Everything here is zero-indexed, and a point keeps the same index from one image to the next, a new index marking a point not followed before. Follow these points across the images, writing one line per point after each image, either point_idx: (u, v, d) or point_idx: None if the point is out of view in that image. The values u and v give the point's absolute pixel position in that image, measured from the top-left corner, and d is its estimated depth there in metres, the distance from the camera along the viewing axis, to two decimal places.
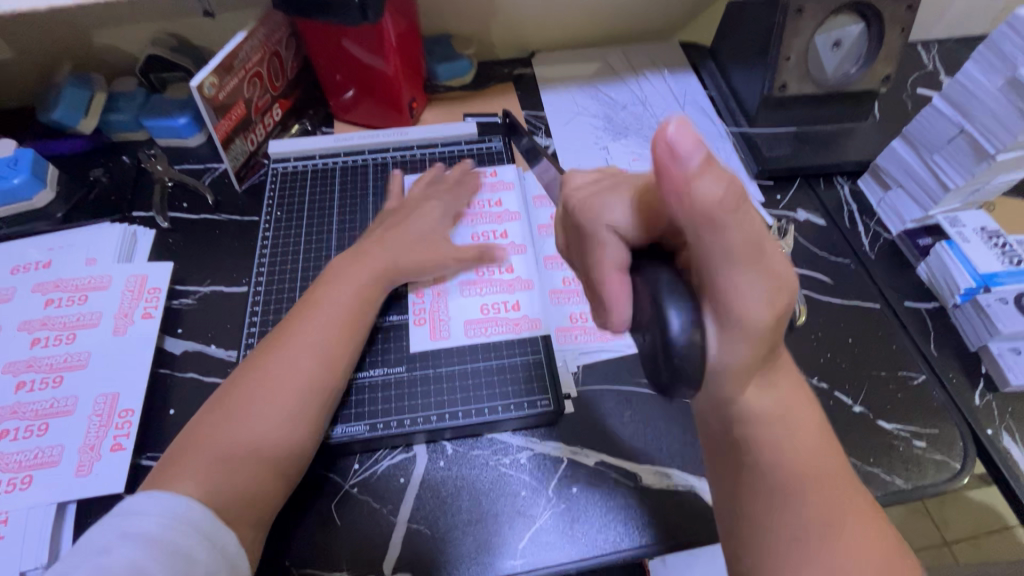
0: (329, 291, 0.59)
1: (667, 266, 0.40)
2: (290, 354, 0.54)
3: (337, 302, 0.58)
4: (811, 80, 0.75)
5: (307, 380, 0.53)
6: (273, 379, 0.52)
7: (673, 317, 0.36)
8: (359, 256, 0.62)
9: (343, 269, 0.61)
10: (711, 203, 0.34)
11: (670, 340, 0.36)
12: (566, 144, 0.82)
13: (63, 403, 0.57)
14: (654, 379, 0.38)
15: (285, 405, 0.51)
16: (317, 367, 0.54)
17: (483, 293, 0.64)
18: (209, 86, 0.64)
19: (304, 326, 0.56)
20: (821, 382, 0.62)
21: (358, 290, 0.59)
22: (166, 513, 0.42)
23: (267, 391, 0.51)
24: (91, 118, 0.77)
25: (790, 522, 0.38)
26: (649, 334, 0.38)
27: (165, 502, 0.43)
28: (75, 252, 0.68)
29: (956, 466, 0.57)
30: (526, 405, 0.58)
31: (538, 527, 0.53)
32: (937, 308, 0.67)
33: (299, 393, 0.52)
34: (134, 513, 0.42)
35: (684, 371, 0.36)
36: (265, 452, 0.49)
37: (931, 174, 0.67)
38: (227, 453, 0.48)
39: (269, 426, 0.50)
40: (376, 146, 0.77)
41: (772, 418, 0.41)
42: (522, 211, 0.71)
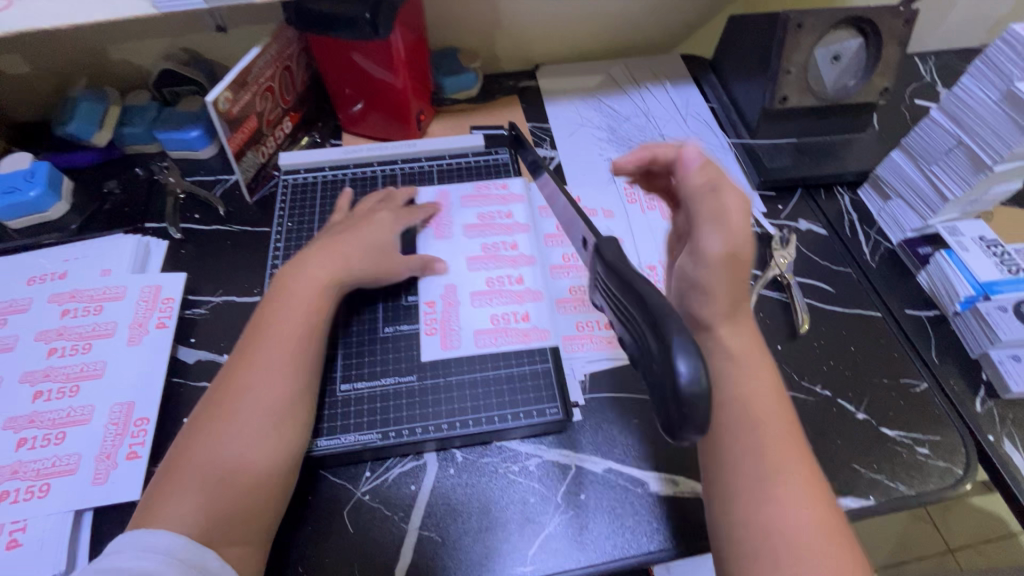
0: (280, 307, 0.57)
1: (668, 302, 0.36)
2: (265, 382, 0.52)
3: (291, 319, 0.56)
4: (812, 93, 0.76)
5: (279, 400, 0.52)
6: (245, 407, 0.51)
7: (681, 365, 0.32)
8: (309, 262, 0.60)
9: (296, 283, 0.59)
10: (697, 184, 0.52)
11: (678, 390, 0.32)
12: (571, 156, 0.84)
13: (80, 412, 0.58)
14: (665, 425, 0.35)
15: (263, 430, 0.50)
16: (284, 386, 0.53)
17: (493, 303, 0.65)
18: (224, 101, 0.66)
19: (275, 351, 0.54)
20: (825, 390, 0.63)
21: (312, 302, 0.58)
22: (138, 545, 0.43)
23: (242, 420, 0.50)
24: (105, 131, 0.79)
25: (762, 520, 0.43)
26: (656, 379, 0.35)
27: (139, 535, 0.44)
28: (90, 263, 0.69)
29: (959, 472, 0.58)
30: (536, 414, 0.58)
31: (547, 534, 0.54)
32: (938, 316, 0.69)
33: (273, 414, 0.51)
34: (111, 552, 0.43)
35: (693, 419, 0.32)
36: (264, 472, 0.49)
37: (930, 186, 0.68)
38: (225, 479, 0.48)
39: (255, 451, 0.49)
40: (385, 159, 0.79)
41: (747, 419, 0.47)
42: (531, 222, 0.72)
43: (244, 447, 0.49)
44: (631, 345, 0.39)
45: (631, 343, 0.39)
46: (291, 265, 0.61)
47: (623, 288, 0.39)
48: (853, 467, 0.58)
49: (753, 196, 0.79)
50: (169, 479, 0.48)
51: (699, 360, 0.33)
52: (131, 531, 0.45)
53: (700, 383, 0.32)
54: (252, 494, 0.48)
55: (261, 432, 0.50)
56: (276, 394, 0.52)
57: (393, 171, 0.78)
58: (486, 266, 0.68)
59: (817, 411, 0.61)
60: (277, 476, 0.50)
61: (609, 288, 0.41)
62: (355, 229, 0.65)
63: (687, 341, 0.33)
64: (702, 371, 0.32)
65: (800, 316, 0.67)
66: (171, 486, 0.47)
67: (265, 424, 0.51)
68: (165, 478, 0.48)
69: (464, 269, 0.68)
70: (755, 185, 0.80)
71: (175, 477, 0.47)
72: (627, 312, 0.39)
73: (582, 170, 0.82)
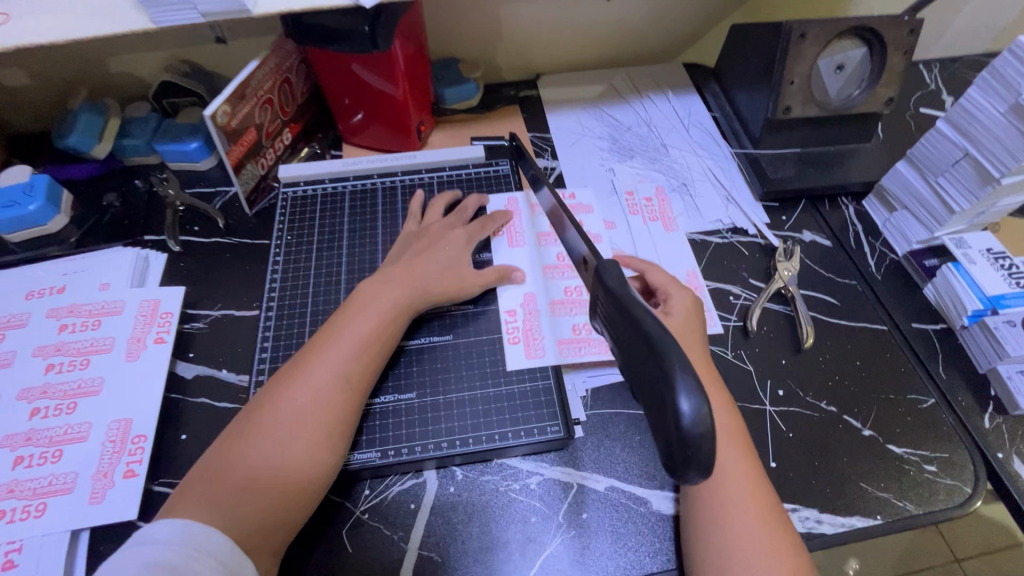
0: (354, 318, 0.57)
1: (667, 333, 0.35)
2: (304, 401, 0.51)
3: (362, 331, 0.56)
4: (816, 103, 0.76)
5: (337, 414, 0.51)
6: (300, 413, 0.50)
7: (682, 403, 0.31)
8: (389, 281, 0.61)
9: (373, 296, 0.59)
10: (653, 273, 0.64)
11: (680, 425, 0.31)
12: (573, 167, 0.83)
13: (77, 430, 0.57)
14: (663, 462, 0.33)
15: (314, 443, 0.49)
16: (347, 401, 0.52)
17: (573, 314, 0.66)
18: (222, 115, 0.65)
19: (320, 369, 0.53)
20: (831, 406, 0.62)
21: (382, 316, 0.58)
22: (188, 543, 0.42)
23: (294, 426, 0.49)
24: (104, 143, 0.78)
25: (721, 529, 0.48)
26: (655, 412, 0.33)
27: (187, 529, 0.43)
28: (89, 276, 0.68)
29: (967, 490, 0.57)
30: (537, 432, 0.58)
31: (548, 554, 0.53)
32: (945, 329, 0.68)
33: (328, 429, 0.50)
34: (155, 542, 0.41)
35: (697, 460, 0.31)
36: (302, 484, 0.48)
37: (937, 198, 0.68)
38: (264, 484, 0.47)
39: (299, 461, 0.48)
40: (385, 170, 0.78)
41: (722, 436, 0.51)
42: (604, 235, 0.74)
43: (292, 455, 0.48)
44: (624, 373, 0.38)
45: (624, 372, 0.38)
46: (371, 280, 0.61)
47: (622, 312, 0.37)
48: (860, 485, 0.57)
49: (756, 207, 0.79)
50: (207, 475, 0.47)
51: (702, 396, 0.32)
52: (161, 521, 0.44)
53: (702, 422, 0.31)
54: (282, 504, 0.47)
55: (310, 443, 0.49)
56: (335, 408, 0.51)
57: (393, 183, 0.78)
58: (564, 276, 0.69)
59: (823, 428, 0.60)
60: (312, 492, 0.49)
61: (609, 313, 0.40)
62: (434, 248, 0.65)
63: (690, 377, 0.32)
64: (705, 407, 0.32)
65: (805, 329, 0.66)
66: (211, 481, 0.46)
67: (317, 436, 0.50)
68: (200, 475, 0.47)
69: (540, 278, 0.69)
70: (758, 196, 0.79)
71: (218, 471, 0.47)
72: (623, 335, 0.37)
73: (584, 180, 0.82)
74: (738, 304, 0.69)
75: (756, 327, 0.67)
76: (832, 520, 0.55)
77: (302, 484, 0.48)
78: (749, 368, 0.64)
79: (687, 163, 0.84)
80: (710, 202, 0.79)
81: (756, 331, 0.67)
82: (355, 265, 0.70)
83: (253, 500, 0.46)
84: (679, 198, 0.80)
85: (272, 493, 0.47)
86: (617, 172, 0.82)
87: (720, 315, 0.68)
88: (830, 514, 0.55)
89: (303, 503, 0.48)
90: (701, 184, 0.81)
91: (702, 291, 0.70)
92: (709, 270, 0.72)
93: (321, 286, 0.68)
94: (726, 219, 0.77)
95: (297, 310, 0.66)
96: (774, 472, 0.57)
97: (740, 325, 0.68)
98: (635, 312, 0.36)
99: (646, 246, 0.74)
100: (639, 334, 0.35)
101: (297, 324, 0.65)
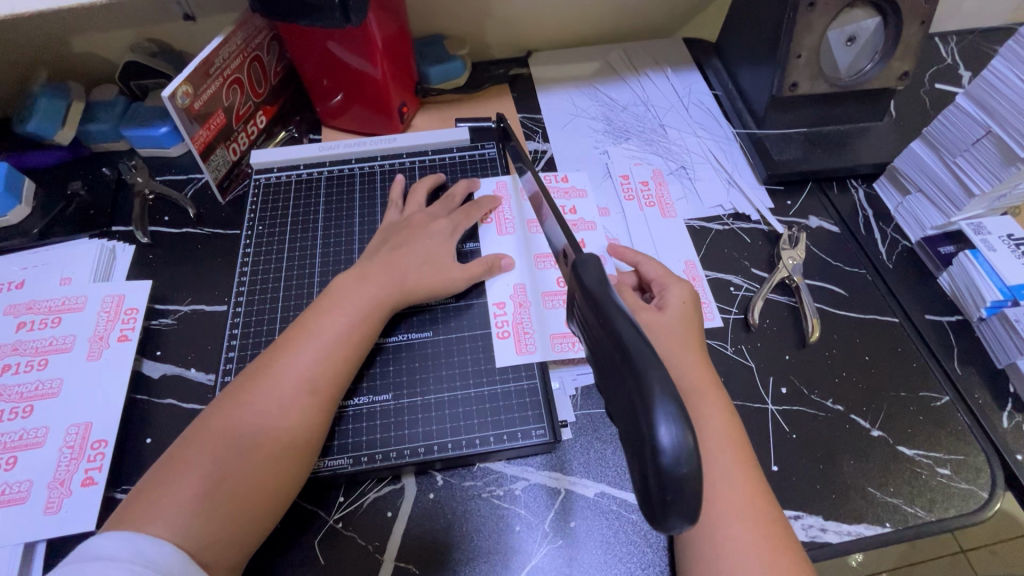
0: (327, 316, 0.53)
1: (653, 350, 0.31)
2: (259, 409, 0.47)
3: (334, 330, 0.52)
4: (824, 79, 0.70)
5: (304, 421, 0.48)
6: (264, 419, 0.47)
7: (661, 428, 0.28)
8: (366, 276, 0.57)
9: (347, 291, 0.55)
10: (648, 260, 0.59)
11: (659, 459, 0.28)
12: (565, 149, 0.78)
13: (33, 435, 0.54)
14: (641, 497, 0.30)
15: (278, 453, 0.46)
16: (315, 406, 0.49)
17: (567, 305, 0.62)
18: (183, 96, 0.61)
19: (278, 373, 0.49)
20: (837, 404, 0.58)
21: (357, 314, 0.54)
22: (137, 558, 0.38)
23: (257, 432, 0.46)
24: (68, 128, 0.74)
25: (720, 552, 0.43)
26: (634, 439, 0.30)
27: (137, 542, 0.39)
28: (50, 271, 0.65)
29: (984, 495, 0.53)
30: (521, 436, 0.54)
31: (534, 566, 0.49)
32: (960, 322, 0.63)
33: (294, 436, 0.47)
34: (99, 557, 0.37)
35: (680, 503, 0.28)
36: (264, 495, 0.45)
37: (954, 180, 0.62)
38: (223, 494, 0.43)
39: (262, 471, 0.45)
40: (363, 155, 0.74)
41: (713, 444, 0.47)
42: (598, 220, 0.70)
43: (254, 464, 0.45)
44: (604, 388, 0.35)
45: (604, 388, 0.35)
46: (346, 273, 0.57)
47: (601, 320, 0.34)
48: (868, 490, 0.53)
49: (759, 191, 0.74)
50: (161, 480, 0.43)
51: (685, 425, 0.29)
52: (109, 532, 0.40)
53: (685, 456, 0.28)
54: (242, 516, 0.44)
55: (273, 450, 0.46)
56: (302, 415, 0.48)
57: (372, 168, 0.73)
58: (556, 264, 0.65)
59: (829, 429, 0.56)
60: (277, 503, 0.46)
61: (588, 319, 0.36)
62: (417, 240, 0.61)
63: (671, 400, 0.29)
64: (689, 438, 0.28)
65: (811, 322, 0.62)
66: (165, 489, 0.43)
67: (281, 444, 0.46)
68: (153, 481, 0.43)
69: (532, 268, 0.65)
70: (762, 179, 0.74)
71: (174, 475, 0.43)
72: (603, 347, 0.34)
73: (577, 164, 0.77)
74: (739, 295, 0.65)
75: (758, 320, 0.63)
76: (837, 528, 0.51)
77: (265, 494, 0.45)
78: (750, 364, 0.60)
79: (686, 145, 0.79)
80: (710, 186, 0.74)
81: (759, 325, 0.63)
82: (331, 257, 0.66)
83: (212, 512, 0.42)
84: (677, 182, 0.75)
85: (230, 505, 0.43)
86: (611, 155, 0.77)
87: (720, 308, 0.64)
88: (836, 522, 0.52)
89: (266, 515, 0.45)
90: (700, 168, 0.76)
91: (701, 282, 0.65)
92: (709, 259, 0.68)
93: (294, 280, 0.64)
94: (728, 204, 0.73)
95: (268, 306, 0.62)
96: (775, 476, 0.54)
97: (742, 318, 0.64)
98: (614, 321, 0.32)
99: (642, 234, 0.69)
100: (617, 349, 0.32)
101: (268, 320, 0.61)
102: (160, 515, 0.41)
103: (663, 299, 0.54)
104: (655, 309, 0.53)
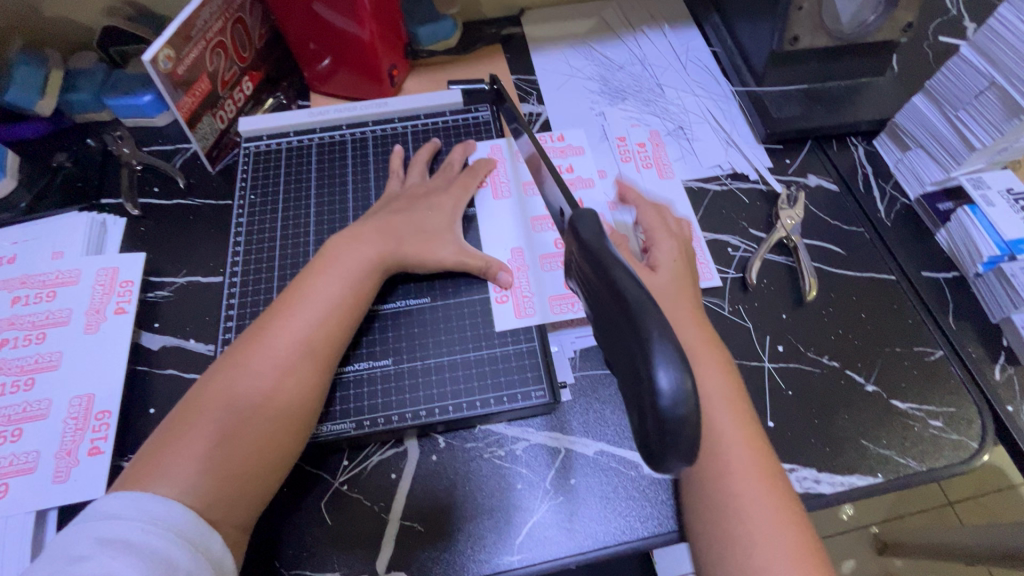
0: (320, 279, 0.52)
1: (652, 298, 0.31)
2: (255, 373, 0.47)
3: (329, 295, 0.52)
4: (826, 32, 0.68)
5: (304, 384, 0.48)
6: (262, 383, 0.47)
7: (660, 373, 0.29)
8: (359, 239, 0.56)
9: (341, 254, 0.54)
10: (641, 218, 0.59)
11: (657, 404, 0.29)
12: (560, 111, 0.76)
13: (37, 407, 0.55)
14: (639, 443, 0.31)
15: (276, 413, 0.47)
16: (312, 369, 0.49)
17: None
18: (165, 60, 0.59)
19: (272, 337, 0.49)
20: (833, 360, 0.59)
21: (352, 277, 0.53)
22: (146, 516, 0.39)
23: (255, 396, 0.46)
24: (49, 99, 0.71)
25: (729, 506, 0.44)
26: (632, 386, 0.31)
27: (145, 502, 0.39)
28: (39, 244, 0.64)
29: (974, 445, 0.54)
30: (520, 398, 0.55)
31: (535, 522, 0.51)
32: (956, 278, 0.63)
33: (292, 398, 0.47)
34: (110, 517, 0.39)
35: (679, 446, 0.29)
36: (266, 455, 0.46)
37: (956, 134, 0.62)
38: (224, 454, 0.44)
39: (263, 432, 0.46)
40: (354, 120, 0.72)
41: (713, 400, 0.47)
42: (595, 182, 0.69)
43: (254, 424, 0.45)
44: (603, 342, 0.35)
45: (603, 340, 0.35)
46: (340, 236, 0.57)
47: (598, 273, 0.33)
48: (861, 443, 0.54)
49: (757, 151, 0.73)
50: (164, 444, 0.44)
51: (684, 370, 0.29)
52: (116, 491, 0.41)
53: (683, 401, 0.28)
54: (246, 475, 0.44)
55: (273, 413, 0.46)
56: (299, 378, 0.48)
57: (363, 133, 0.72)
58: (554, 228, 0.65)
59: (824, 385, 0.57)
60: (279, 462, 0.47)
61: (584, 271, 0.36)
62: (413, 210, 0.60)
63: (670, 346, 0.29)
64: (687, 383, 0.29)
65: (808, 281, 0.62)
66: (168, 451, 0.43)
67: (280, 407, 0.47)
68: (155, 446, 0.44)
69: (531, 231, 0.64)
70: (760, 139, 0.73)
71: (176, 438, 0.44)
72: (601, 300, 0.34)
73: (573, 125, 0.75)
74: (737, 256, 0.65)
75: (756, 280, 0.63)
76: (830, 479, 0.53)
77: (266, 455, 0.46)
78: (747, 324, 0.61)
79: (684, 105, 0.77)
80: (709, 146, 0.73)
81: (756, 285, 0.63)
82: (325, 225, 0.65)
83: (215, 471, 0.43)
84: (675, 142, 0.73)
85: (232, 464, 0.44)
86: (608, 116, 0.76)
87: (718, 269, 0.64)
88: (829, 473, 0.53)
89: (268, 475, 0.46)
90: (699, 128, 0.75)
91: (699, 243, 0.65)
92: (707, 220, 0.68)
93: (288, 251, 0.63)
94: (726, 164, 0.72)
95: (264, 275, 0.62)
96: (770, 431, 0.55)
97: (739, 278, 0.64)
98: (612, 272, 0.32)
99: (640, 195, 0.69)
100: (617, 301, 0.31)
101: (265, 290, 0.61)
102: (166, 476, 0.42)
103: (655, 258, 0.55)
104: (648, 268, 0.53)
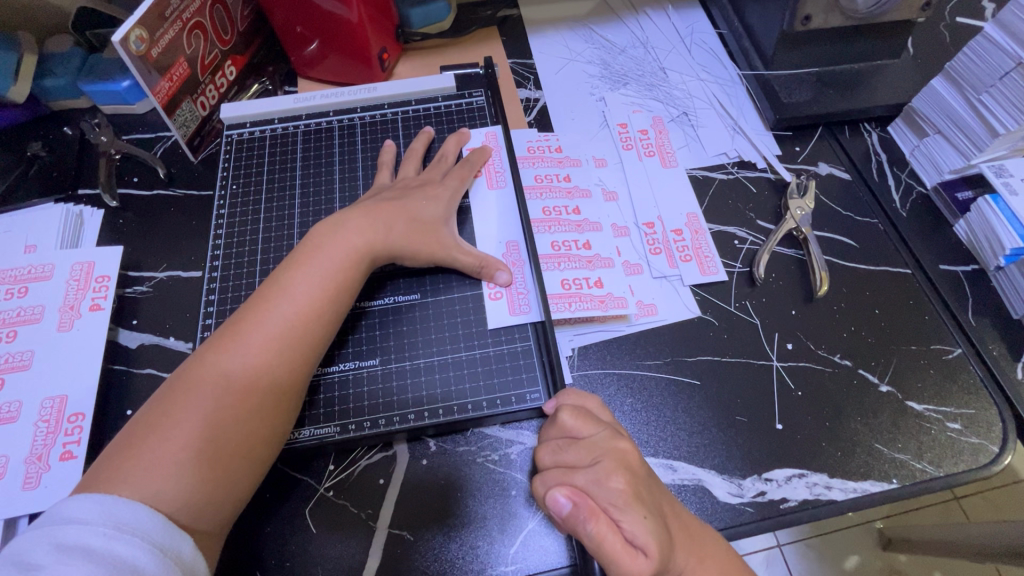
0: (299, 273, 0.49)
1: None
2: (228, 374, 0.44)
3: (309, 289, 0.48)
4: (840, 11, 0.64)
5: (280, 384, 0.46)
6: (238, 384, 0.44)
7: None
8: (344, 225, 0.53)
9: (323, 246, 0.51)
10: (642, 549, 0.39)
11: None
12: (558, 97, 0.73)
13: (6, 409, 0.52)
14: None
15: (252, 416, 0.44)
16: (291, 369, 0.46)
17: (562, 267, 0.59)
18: (137, 41, 0.55)
19: (247, 336, 0.45)
20: (844, 359, 0.55)
21: (334, 271, 0.50)
22: (110, 520, 0.36)
23: (227, 396, 0.43)
24: (21, 84, 0.67)
25: None
26: None
27: (109, 504, 0.37)
28: (11, 238, 0.61)
29: (994, 449, 0.52)
30: (514, 400, 0.52)
31: (530, 531, 0.48)
32: (976, 271, 0.60)
33: (267, 399, 0.45)
34: (70, 521, 0.36)
35: None
36: (242, 459, 0.43)
37: (976, 119, 0.59)
38: (195, 459, 0.41)
39: (238, 435, 0.43)
40: (342, 107, 0.69)
41: None
42: (593, 189, 0.65)
43: (228, 426, 0.43)
44: None
45: None
46: (323, 225, 0.53)
47: None
48: (875, 447, 0.52)
49: (766, 138, 0.69)
50: (129, 446, 0.41)
51: None
52: (78, 494, 0.38)
53: None
54: (220, 479, 0.42)
55: (246, 415, 0.44)
56: (276, 379, 0.45)
57: (351, 120, 0.68)
58: (551, 230, 0.62)
59: (836, 385, 0.54)
60: (255, 466, 0.44)
61: None
62: (406, 199, 0.57)
63: None
64: None
65: (819, 276, 0.58)
66: (131, 454, 0.40)
67: (253, 409, 0.44)
68: (120, 447, 0.41)
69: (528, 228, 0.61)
70: (769, 125, 0.70)
71: (140, 440, 0.41)
72: None
73: (572, 111, 0.72)
74: (744, 249, 0.62)
75: (764, 275, 0.60)
76: (843, 485, 0.50)
77: (241, 458, 0.43)
78: (754, 321, 0.58)
79: (689, 90, 0.74)
80: (714, 133, 0.70)
81: (764, 279, 0.60)
82: (310, 217, 0.62)
83: (185, 476, 0.40)
84: (679, 129, 0.70)
85: (203, 470, 0.41)
86: (609, 102, 0.72)
87: (723, 263, 0.61)
88: (841, 479, 0.50)
89: (244, 480, 0.44)
90: (704, 114, 0.71)
91: (703, 235, 0.62)
92: (712, 212, 0.64)
93: (271, 245, 0.60)
94: (732, 152, 0.68)
95: (246, 270, 0.59)
96: (779, 434, 0.52)
97: (746, 272, 0.60)
98: None
99: (642, 188, 0.65)
100: None
101: (246, 286, 0.58)
102: (130, 482, 0.39)
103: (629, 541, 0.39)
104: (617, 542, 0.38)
